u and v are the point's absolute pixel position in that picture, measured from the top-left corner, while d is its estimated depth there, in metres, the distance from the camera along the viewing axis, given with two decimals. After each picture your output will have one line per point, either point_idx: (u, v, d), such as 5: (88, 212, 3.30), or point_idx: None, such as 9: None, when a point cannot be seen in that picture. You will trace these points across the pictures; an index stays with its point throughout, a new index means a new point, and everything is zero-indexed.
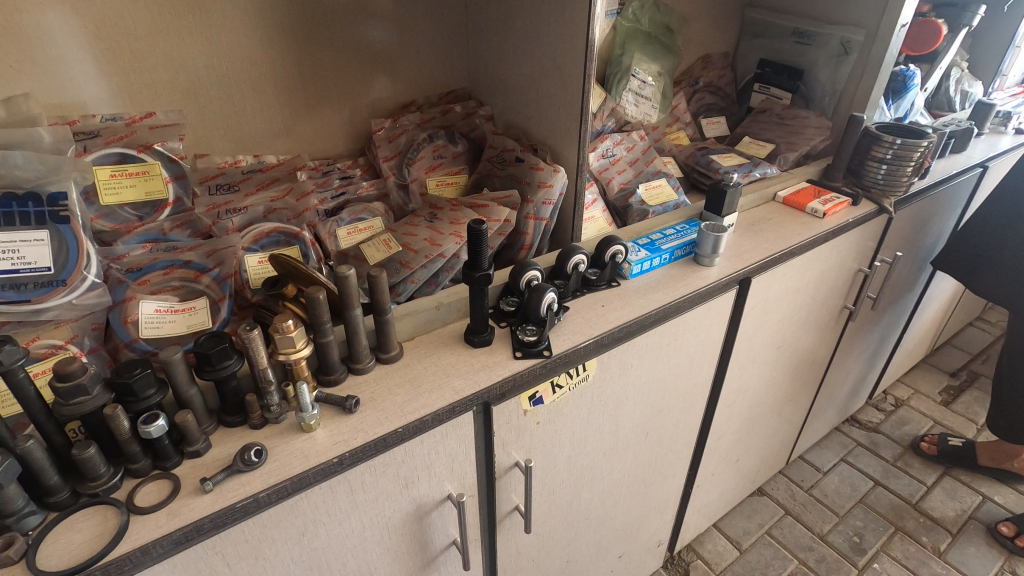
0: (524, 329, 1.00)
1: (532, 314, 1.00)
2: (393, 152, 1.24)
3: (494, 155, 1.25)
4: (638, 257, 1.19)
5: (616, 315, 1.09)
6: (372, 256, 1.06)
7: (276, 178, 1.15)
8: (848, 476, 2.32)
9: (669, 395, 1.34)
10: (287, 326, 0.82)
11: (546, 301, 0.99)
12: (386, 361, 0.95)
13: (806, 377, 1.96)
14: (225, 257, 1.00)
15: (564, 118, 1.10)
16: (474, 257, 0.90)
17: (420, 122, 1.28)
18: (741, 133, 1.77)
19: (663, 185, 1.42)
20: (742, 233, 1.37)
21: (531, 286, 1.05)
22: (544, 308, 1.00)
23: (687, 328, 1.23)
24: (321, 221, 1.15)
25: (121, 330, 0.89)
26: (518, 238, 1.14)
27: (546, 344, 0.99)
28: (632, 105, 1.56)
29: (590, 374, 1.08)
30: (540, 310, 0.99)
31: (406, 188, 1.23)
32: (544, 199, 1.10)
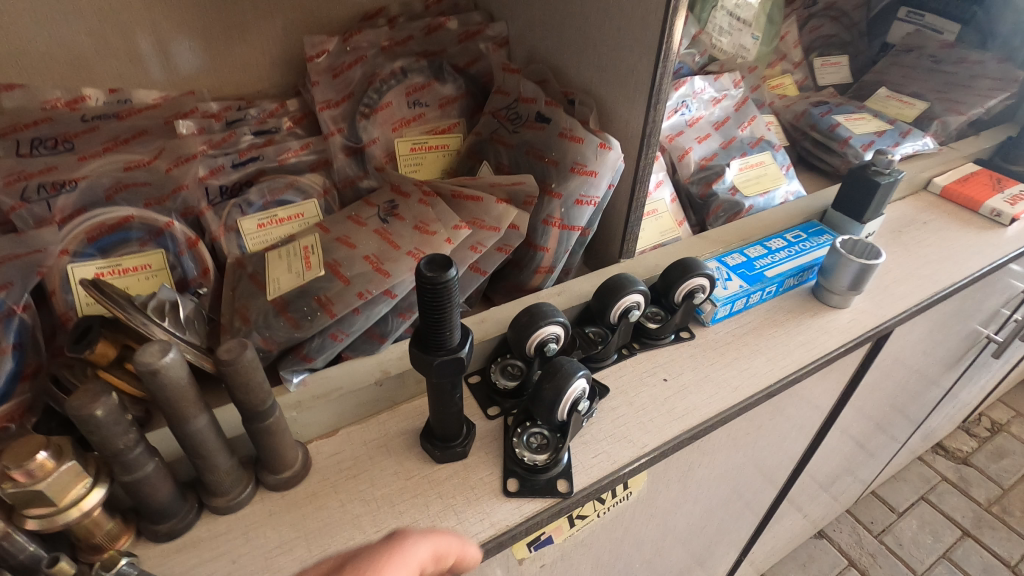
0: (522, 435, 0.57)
1: (538, 413, 0.57)
2: (340, 93, 0.76)
3: (503, 106, 0.75)
4: (728, 291, 0.72)
5: (689, 402, 0.63)
6: (277, 280, 0.61)
7: (144, 130, 0.71)
8: (929, 521, 1.88)
9: (744, 481, 0.91)
10: (38, 466, 0.39)
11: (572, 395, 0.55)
12: (274, 487, 0.53)
13: (906, 415, 1.50)
14: (24, 276, 0.60)
15: (627, 49, 0.61)
16: (432, 329, 0.45)
17: (389, 44, 0.78)
18: (874, 81, 1.21)
19: (766, 162, 0.91)
20: (886, 245, 0.88)
21: (548, 350, 0.60)
22: (566, 408, 0.55)
23: (790, 402, 0.77)
24: (213, 207, 0.71)
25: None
26: (531, 255, 0.67)
27: (562, 468, 0.56)
28: (722, 35, 1.03)
29: (635, 490, 0.66)
30: (555, 415, 0.55)
31: (361, 155, 0.77)
32: (581, 195, 0.63)
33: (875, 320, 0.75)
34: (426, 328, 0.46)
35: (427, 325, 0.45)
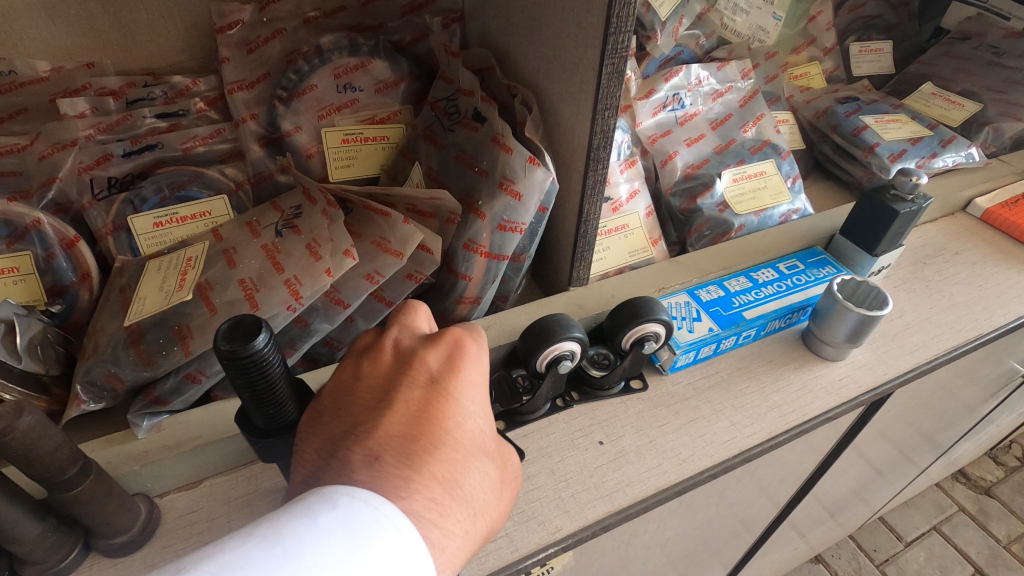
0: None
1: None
2: (257, 73, 0.65)
3: (443, 96, 0.63)
4: (693, 336, 0.60)
5: (622, 475, 0.53)
6: (142, 298, 0.52)
7: (24, 108, 0.62)
8: (939, 555, 1.74)
9: (710, 535, 0.80)
10: None
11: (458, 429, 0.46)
12: (108, 552, 0.45)
13: (922, 448, 1.35)
14: None
15: (573, 37, 0.48)
16: (258, 409, 0.36)
17: (317, 15, 0.67)
18: (919, 74, 1.03)
19: (767, 173, 0.77)
20: (902, 281, 0.74)
21: None
22: None
23: (762, 465, 0.66)
24: (99, 201, 0.62)
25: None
26: (452, 283, 0.57)
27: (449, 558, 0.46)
28: (738, 13, 0.88)
29: (556, 566, 0.56)
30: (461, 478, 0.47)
31: (280, 145, 0.67)
32: (505, 219, 0.52)
33: (872, 381, 0.62)
34: (254, 408, 0.36)
35: (248, 403, 0.35)
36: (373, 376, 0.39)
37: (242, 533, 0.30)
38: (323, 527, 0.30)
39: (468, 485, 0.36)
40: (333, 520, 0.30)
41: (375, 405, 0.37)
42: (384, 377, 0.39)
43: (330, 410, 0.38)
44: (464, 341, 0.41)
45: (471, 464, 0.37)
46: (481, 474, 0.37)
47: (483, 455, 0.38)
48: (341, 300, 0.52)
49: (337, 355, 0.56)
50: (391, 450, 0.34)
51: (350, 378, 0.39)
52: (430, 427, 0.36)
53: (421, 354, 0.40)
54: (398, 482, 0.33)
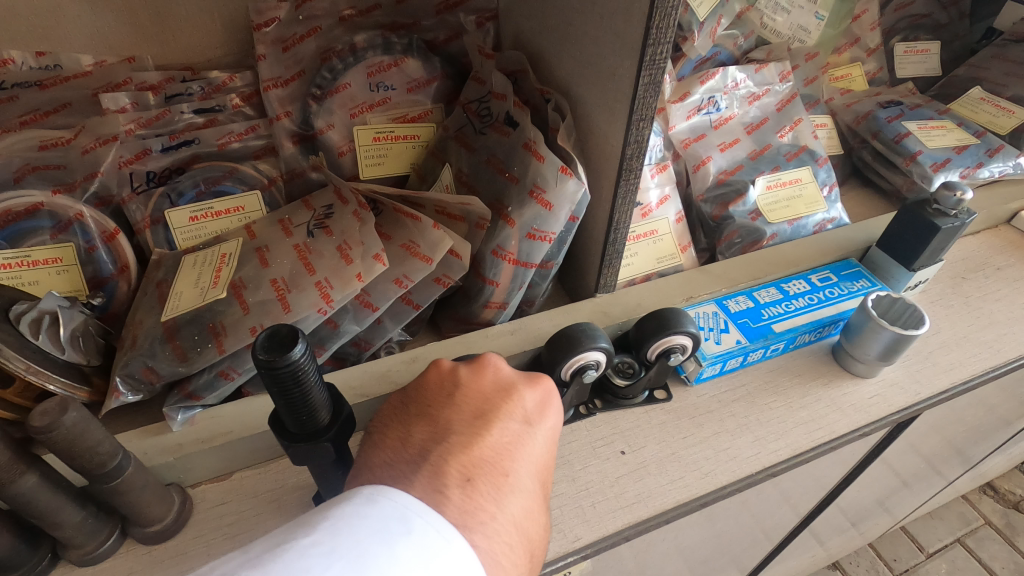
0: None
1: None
2: (292, 70, 0.66)
3: (475, 98, 0.63)
4: (720, 348, 0.59)
5: (643, 486, 0.53)
6: (178, 294, 0.54)
7: (68, 102, 0.64)
8: (962, 568, 1.71)
9: (728, 543, 0.80)
10: None
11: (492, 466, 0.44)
12: (144, 540, 0.47)
13: (949, 460, 1.32)
14: None
15: (609, 45, 0.48)
16: (293, 418, 0.36)
17: (352, 13, 0.67)
18: (967, 77, 0.98)
19: (803, 181, 0.75)
20: (939, 296, 0.72)
21: None
22: None
23: (786, 480, 0.65)
24: (138, 194, 0.63)
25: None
26: (479, 288, 0.57)
27: None
28: (778, 12, 0.85)
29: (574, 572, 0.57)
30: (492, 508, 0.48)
31: (312, 143, 0.67)
32: (535, 227, 0.52)
33: (904, 400, 0.61)
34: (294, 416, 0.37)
35: (284, 410, 0.36)
36: (472, 396, 0.43)
37: (320, 544, 0.30)
38: (402, 554, 0.30)
39: (532, 534, 0.38)
40: (411, 547, 0.31)
41: (472, 425, 0.40)
42: (480, 402, 0.42)
43: (424, 416, 0.41)
44: (552, 393, 0.45)
45: (537, 515, 0.39)
46: (541, 529, 0.40)
47: (544, 508, 0.41)
48: (370, 303, 0.52)
49: (364, 355, 0.57)
50: (483, 476, 0.37)
51: (448, 391, 0.43)
52: (515, 469, 0.39)
53: (514, 393, 0.44)
54: (484, 514, 0.35)
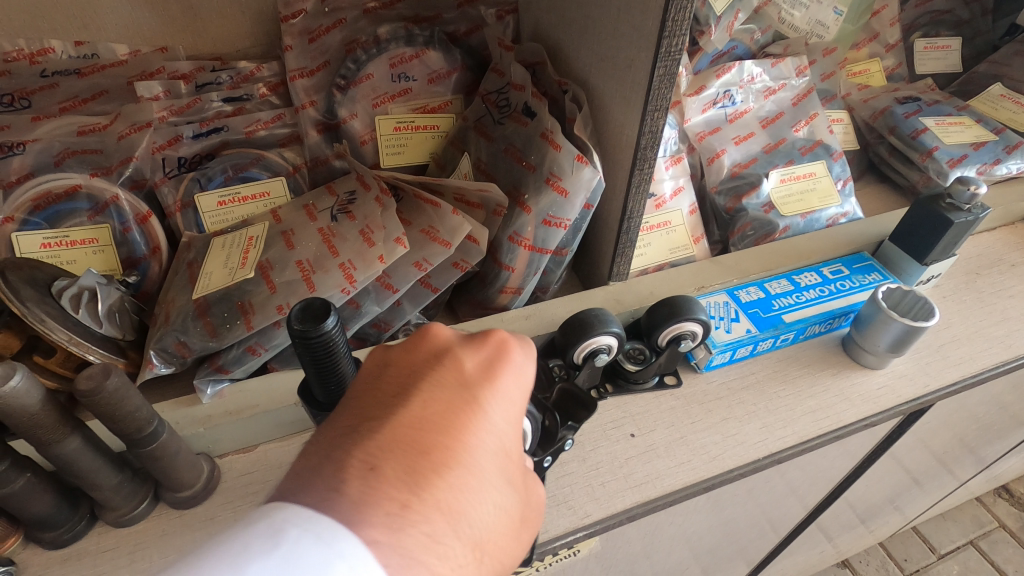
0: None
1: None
2: (317, 61, 0.68)
3: (494, 89, 0.65)
4: (730, 336, 0.61)
5: (652, 468, 0.54)
6: (208, 274, 0.56)
7: (104, 90, 0.67)
8: (974, 569, 1.70)
9: (735, 531, 0.81)
10: None
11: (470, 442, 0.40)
12: (175, 504, 0.49)
13: (962, 459, 1.32)
14: None
15: (626, 38, 0.49)
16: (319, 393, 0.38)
17: (376, 5, 0.69)
18: (988, 74, 0.98)
19: (818, 175, 0.76)
20: (952, 290, 0.72)
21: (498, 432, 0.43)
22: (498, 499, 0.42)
23: (794, 468, 0.66)
24: (170, 179, 0.66)
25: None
26: (495, 273, 0.59)
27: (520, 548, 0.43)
28: (796, 7, 0.82)
29: (583, 550, 0.59)
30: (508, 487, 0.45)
31: (336, 132, 0.70)
32: (551, 214, 0.54)
33: (912, 392, 0.61)
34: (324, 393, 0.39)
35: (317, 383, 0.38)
36: (399, 363, 0.33)
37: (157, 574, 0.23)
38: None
39: (477, 529, 0.29)
40: (271, 566, 0.23)
41: (389, 400, 0.30)
42: (409, 368, 0.33)
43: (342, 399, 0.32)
44: (507, 344, 0.35)
45: (485, 504, 0.29)
46: (496, 519, 0.30)
47: (506, 489, 0.31)
48: (390, 285, 0.54)
49: (384, 335, 0.59)
50: (396, 464, 0.27)
51: (373, 363, 0.34)
52: (449, 446, 0.29)
53: (458, 352, 0.34)
54: (393, 509, 0.26)
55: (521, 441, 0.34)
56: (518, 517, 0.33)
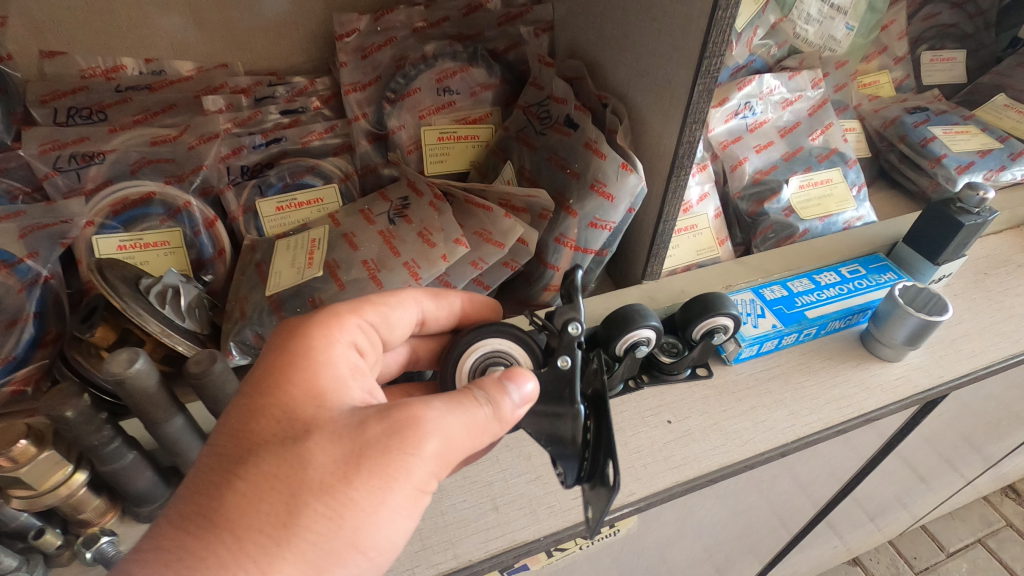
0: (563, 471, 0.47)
1: (559, 435, 0.47)
2: (369, 76, 0.73)
3: (534, 102, 0.70)
4: (757, 330, 0.65)
5: (689, 451, 0.59)
6: (278, 273, 0.61)
7: (174, 103, 0.72)
8: (982, 567, 1.73)
9: (758, 519, 0.85)
10: (18, 453, 0.42)
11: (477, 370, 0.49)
12: None
13: (970, 457, 1.36)
14: (45, 244, 0.63)
15: (666, 57, 0.54)
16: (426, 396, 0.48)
17: (423, 24, 0.74)
18: (993, 84, 1.03)
19: (834, 181, 0.81)
20: (963, 289, 0.76)
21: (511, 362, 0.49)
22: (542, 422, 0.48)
23: (816, 455, 0.71)
24: (233, 186, 0.71)
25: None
26: (540, 272, 0.64)
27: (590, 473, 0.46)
28: (810, 23, 0.88)
29: (622, 529, 0.63)
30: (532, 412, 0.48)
31: (385, 142, 0.75)
32: (596, 217, 0.59)
33: (927, 382, 0.66)
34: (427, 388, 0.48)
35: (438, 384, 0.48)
36: None
37: None
38: None
39: (241, 498, 0.36)
40: None
41: None
42: None
43: None
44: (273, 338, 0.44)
45: (253, 476, 0.37)
46: (271, 477, 0.36)
47: (280, 452, 0.37)
48: (448, 283, 0.60)
49: None
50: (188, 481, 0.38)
51: None
52: (218, 447, 0.39)
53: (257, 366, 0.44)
54: (172, 517, 0.36)
55: (302, 405, 0.40)
56: (342, 464, 0.37)
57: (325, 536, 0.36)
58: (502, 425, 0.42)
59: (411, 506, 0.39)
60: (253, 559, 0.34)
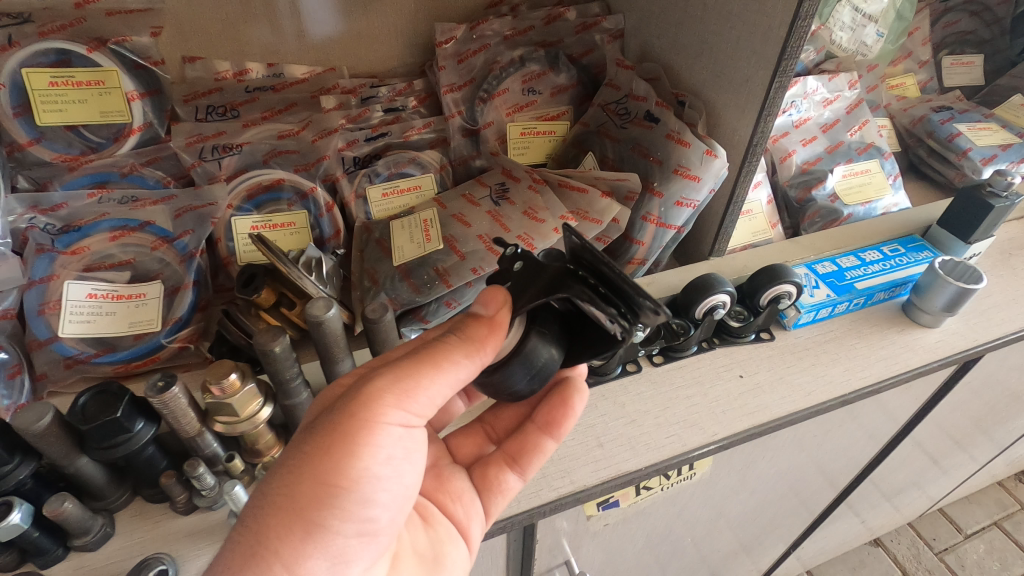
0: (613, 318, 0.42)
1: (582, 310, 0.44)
2: (463, 78, 0.83)
3: (613, 100, 0.79)
4: (814, 299, 0.74)
5: (761, 400, 0.68)
6: (400, 247, 0.70)
7: (294, 102, 0.82)
8: (998, 548, 1.81)
9: (804, 478, 0.94)
10: (228, 385, 0.52)
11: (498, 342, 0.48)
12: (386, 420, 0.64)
13: (989, 437, 1.44)
14: (200, 223, 0.73)
15: (744, 60, 0.63)
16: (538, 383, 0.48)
17: (510, 33, 0.84)
18: (1010, 86, 1.12)
19: (872, 171, 0.91)
20: (991, 267, 0.85)
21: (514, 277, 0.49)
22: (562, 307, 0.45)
23: (863, 413, 0.79)
24: (347, 174, 0.80)
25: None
26: (626, 247, 0.73)
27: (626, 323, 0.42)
28: (844, 30, 0.98)
29: (698, 472, 0.72)
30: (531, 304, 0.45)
31: (476, 136, 0.84)
32: (683, 197, 0.67)
33: (964, 344, 0.75)
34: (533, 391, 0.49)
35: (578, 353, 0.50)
36: None
37: None
38: None
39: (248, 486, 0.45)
40: None
41: None
42: None
43: None
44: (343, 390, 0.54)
45: None
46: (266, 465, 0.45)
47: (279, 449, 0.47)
48: None
49: None
50: None
51: None
52: None
53: None
54: None
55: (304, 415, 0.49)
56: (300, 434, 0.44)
57: (295, 487, 0.42)
58: (458, 355, 0.45)
59: (373, 434, 0.43)
60: (242, 520, 0.41)
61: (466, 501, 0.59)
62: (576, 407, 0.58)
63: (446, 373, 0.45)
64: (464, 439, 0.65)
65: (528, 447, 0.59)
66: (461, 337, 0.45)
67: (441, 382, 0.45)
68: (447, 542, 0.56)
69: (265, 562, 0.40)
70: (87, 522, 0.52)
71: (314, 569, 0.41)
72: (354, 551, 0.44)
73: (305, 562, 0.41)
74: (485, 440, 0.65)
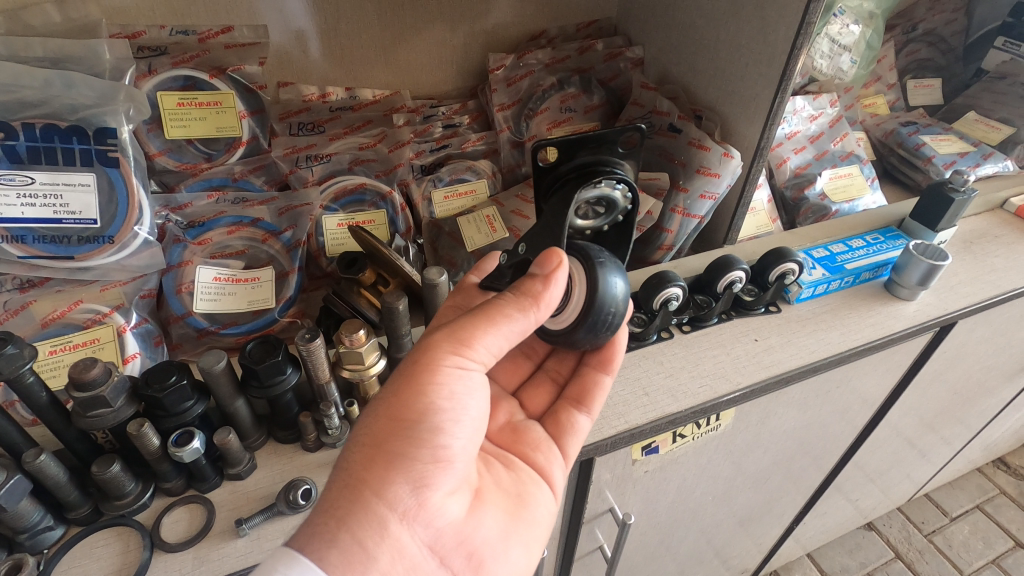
0: (615, 182, 0.58)
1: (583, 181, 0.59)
2: (512, 98, 0.98)
3: (637, 116, 0.95)
4: (812, 278, 0.89)
5: (774, 357, 0.82)
6: (471, 237, 0.89)
7: (370, 119, 0.96)
8: (981, 528, 1.94)
9: (808, 441, 1.07)
10: (357, 338, 0.64)
11: (571, 303, 0.55)
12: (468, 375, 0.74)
13: (967, 418, 1.58)
14: (299, 219, 0.85)
15: (751, 81, 0.79)
16: (610, 333, 0.54)
17: (550, 61, 1.00)
18: (964, 104, 1.31)
19: (853, 174, 1.08)
20: (955, 253, 1.01)
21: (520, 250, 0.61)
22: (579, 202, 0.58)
23: (856, 375, 0.94)
24: (415, 179, 0.95)
25: (97, 302, 0.73)
26: (657, 235, 0.89)
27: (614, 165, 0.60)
28: (821, 57, 1.14)
29: (722, 423, 0.86)
30: (560, 236, 0.56)
31: (522, 147, 0.99)
32: (705, 191, 0.83)
33: (937, 313, 0.90)
34: (604, 340, 0.55)
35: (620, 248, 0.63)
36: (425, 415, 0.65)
37: None
38: None
39: None
40: None
41: None
42: None
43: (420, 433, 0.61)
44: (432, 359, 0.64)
45: None
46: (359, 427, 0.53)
47: None
48: None
49: None
50: None
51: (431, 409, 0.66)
52: None
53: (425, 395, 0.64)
54: None
55: None
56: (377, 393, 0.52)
57: (375, 425, 0.49)
58: (510, 309, 0.52)
59: (435, 376, 0.50)
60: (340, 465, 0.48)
61: (544, 449, 0.66)
62: (621, 343, 0.67)
63: (502, 326, 0.52)
64: (534, 392, 0.73)
65: (589, 386, 0.68)
66: (515, 294, 0.52)
67: (492, 332, 0.51)
68: (530, 483, 0.63)
69: (357, 489, 0.46)
70: (241, 454, 0.64)
71: (402, 493, 0.47)
72: (437, 479, 0.49)
73: (390, 487, 0.46)
74: (553, 386, 0.73)
